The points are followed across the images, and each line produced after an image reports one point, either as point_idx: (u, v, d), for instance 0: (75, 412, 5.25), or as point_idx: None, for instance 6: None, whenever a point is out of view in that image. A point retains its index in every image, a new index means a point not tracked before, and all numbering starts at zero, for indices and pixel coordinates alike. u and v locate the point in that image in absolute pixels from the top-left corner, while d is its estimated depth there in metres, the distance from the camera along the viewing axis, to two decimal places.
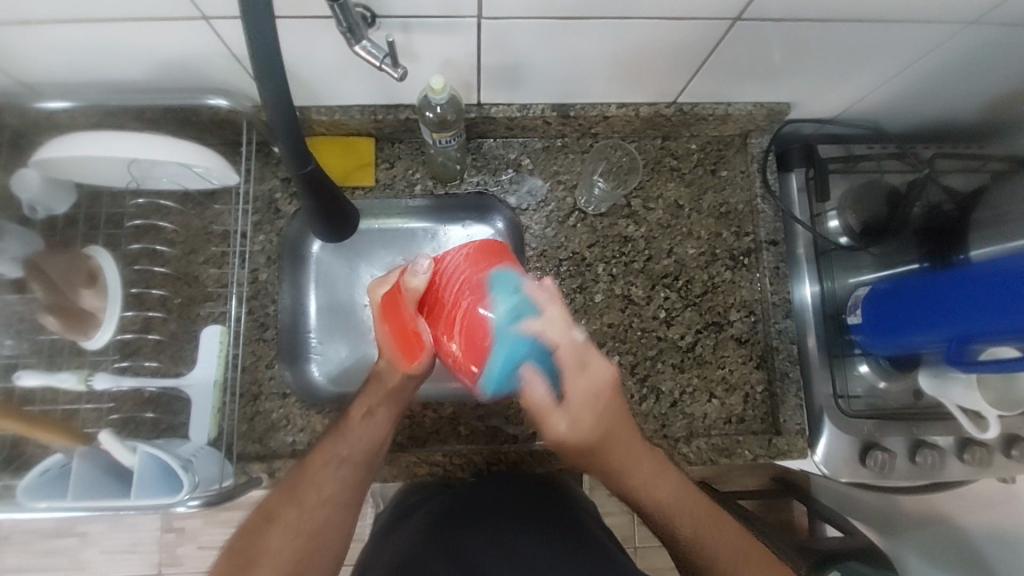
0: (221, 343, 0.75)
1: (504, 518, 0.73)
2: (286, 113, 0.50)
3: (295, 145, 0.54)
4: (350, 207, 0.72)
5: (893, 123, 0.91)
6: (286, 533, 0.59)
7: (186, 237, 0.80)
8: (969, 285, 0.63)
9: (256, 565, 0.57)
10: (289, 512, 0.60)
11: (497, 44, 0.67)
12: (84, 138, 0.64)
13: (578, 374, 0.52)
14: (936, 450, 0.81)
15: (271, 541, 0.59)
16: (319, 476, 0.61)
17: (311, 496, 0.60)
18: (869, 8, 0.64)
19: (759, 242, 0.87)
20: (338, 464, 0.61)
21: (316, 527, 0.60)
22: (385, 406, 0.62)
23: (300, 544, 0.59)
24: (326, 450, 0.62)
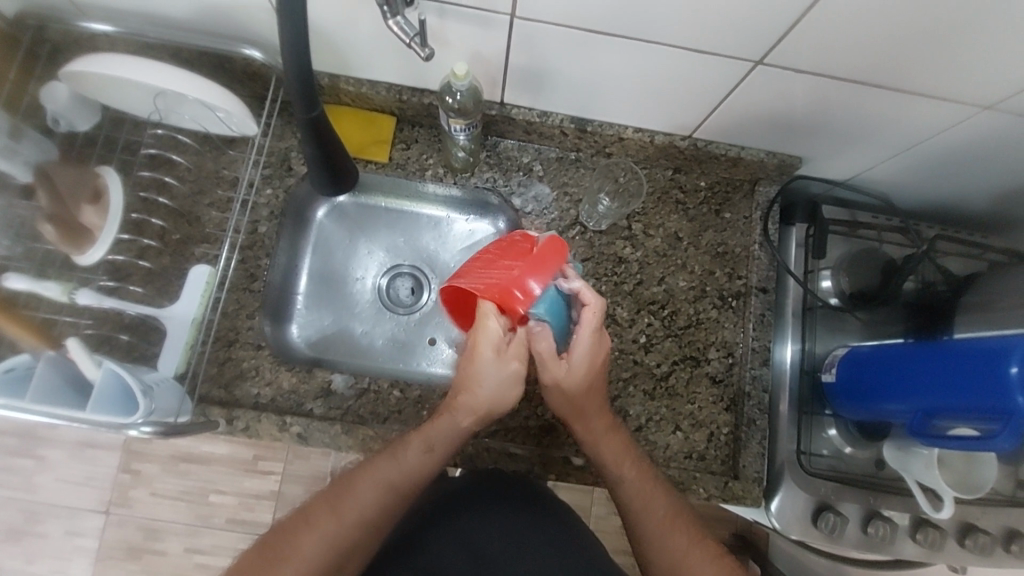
0: (207, 285, 0.75)
1: (503, 518, 0.80)
2: (302, 59, 0.52)
3: (306, 91, 0.56)
4: (350, 162, 0.74)
5: (903, 198, 0.93)
6: (316, 538, 0.64)
7: (197, 177, 0.81)
8: (942, 359, 0.63)
9: (285, 563, 0.63)
10: (325, 523, 0.65)
11: (526, 45, 0.69)
12: (121, 60, 0.67)
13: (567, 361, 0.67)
14: (890, 524, 0.79)
15: (303, 542, 0.64)
16: (361, 490, 0.67)
17: (351, 511, 0.66)
18: (887, 72, 0.66)
19: (749, 287, 0.88)
20: (382, 487, 0.67)
21: (345, 543, 0.65)
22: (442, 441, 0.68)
23: (330, 552, 0.64)
24: (376, 473, 0.68)
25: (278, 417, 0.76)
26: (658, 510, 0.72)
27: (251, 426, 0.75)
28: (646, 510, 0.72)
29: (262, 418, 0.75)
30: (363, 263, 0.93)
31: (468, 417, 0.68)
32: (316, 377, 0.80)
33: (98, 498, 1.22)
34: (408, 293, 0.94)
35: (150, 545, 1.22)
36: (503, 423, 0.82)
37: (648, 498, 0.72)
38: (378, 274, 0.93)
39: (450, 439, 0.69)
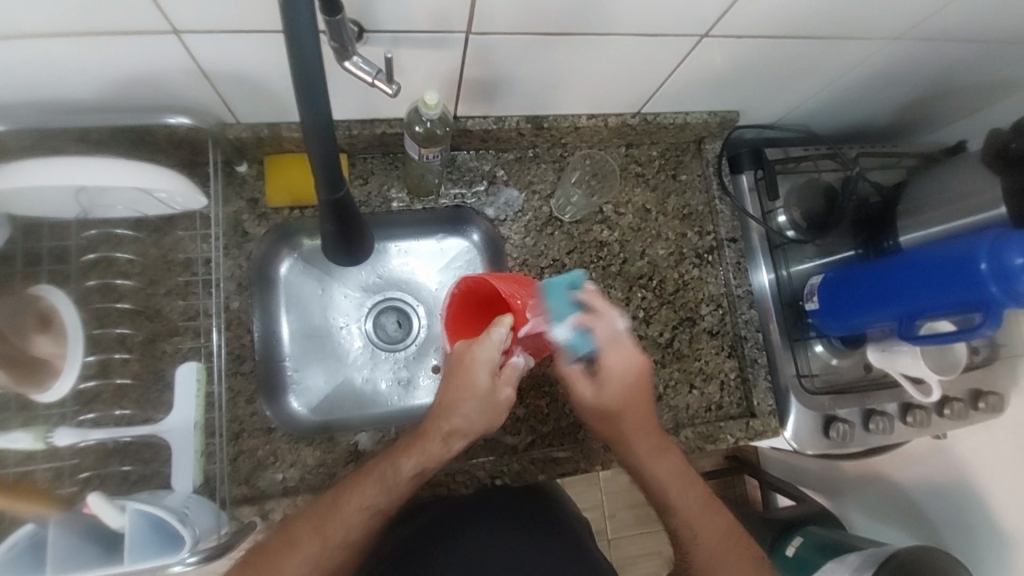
0: (199, 384, 0.69)
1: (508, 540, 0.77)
2: (329, 139, 0.51)
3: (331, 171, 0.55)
4: (366, 230, 0.72)
5: (824, 127, 1.02)
6: (304, 559, 0.62)
7: (144, 268, 0.73)
8: (919, 269, 0.72)
9: None
10: (311, 544, 0.63)
11: (483, 58, 0.67)
12: (45, 166, 0.58)
13: (609, 354, 0.66)
14: (886, 416, 0.90)
15: (290, 565, 0.62)
16: (344, 519, 0.63)
17: (336, 534, 0.63)
18: (814, 23, 0.71)
19: (720, 240, 0.94)
20: (367, 507, 0.64)
21: (329, 564, 0.63)
22: (425, 462, 0.64)
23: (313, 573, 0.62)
24: (360, 493, 0.64)
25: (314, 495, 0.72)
26: (696, 500, 0.71)
27: (289, 513, 0.71)
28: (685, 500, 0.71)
29: (299, 502, 0.72)
30: (342, 308, 0.89)
31: (451, 440, 0.64)
32: (340, 442, 0.76)
33: None
34: (396, 327, 0.91)
35: None
36: (536, 430, 0.82)
37: (689, 497, 0.71)
38: (360, 317, 0.90)
39: (430, 457, 0.64)
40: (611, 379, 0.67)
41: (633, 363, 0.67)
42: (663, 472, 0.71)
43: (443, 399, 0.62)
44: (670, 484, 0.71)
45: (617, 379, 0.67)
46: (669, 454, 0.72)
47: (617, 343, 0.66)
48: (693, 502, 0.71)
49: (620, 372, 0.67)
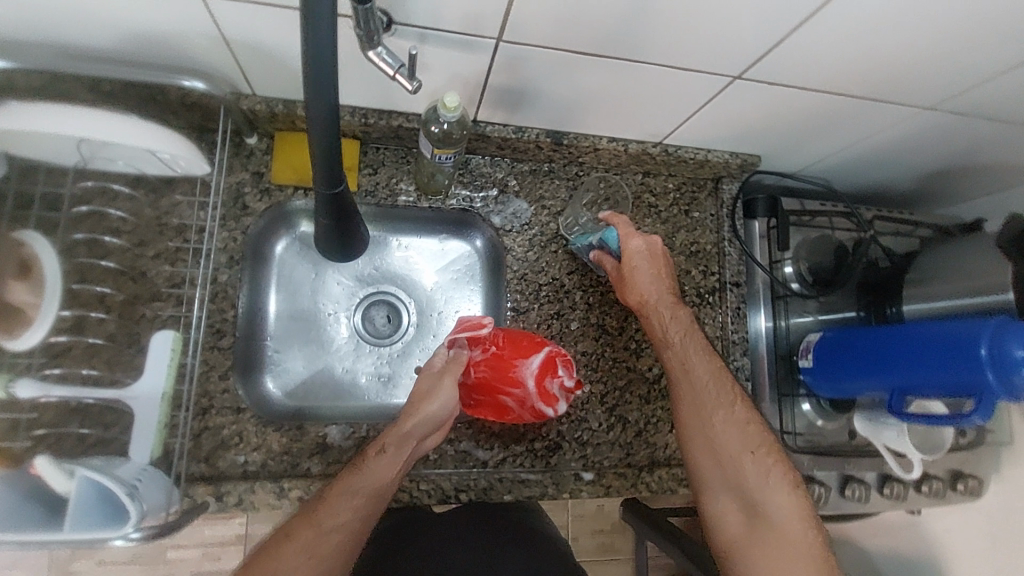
0: (174, 352, 0.67)
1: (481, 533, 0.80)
2: (331, 126, 0.50)
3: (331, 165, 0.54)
4: (362, 230, 0.71)
5: (844, 184, 1.01)
6: (302, 551, 0.57)
7: (136, 227, 0.71)
8: (918, 343, 0.70)
9: None
10: (302, 533, 0.58)
11: (510, 67, 0.66)
12: (55, 110, 0.57)
13: (631, 235, 0.78)
14: (863, 485, 0.89)
15: (286, 559, 0.56)
16: (336, 506, 0.60)
17: (326, 519, 0.59)
18: (849, 81, 0.70)
19: (723, 282, 0.93)
20: (347, 493, 0.61)
21: (329, 551, 0.57)
22: (400, 446, 0.65)
23: (315, 564, 0.56)
24: (343, 480, 0.62)
25: (274, 483, 0.70)
26: (723, 399, 0.72)
27: (245, 498, 0.69)
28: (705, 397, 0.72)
29: (256, 488, 0.70)
30: (332, 295, 0.87)
31: (426, 434, 0.68)
32: (308, 432, 0.75)
33: None
34: (385, 322, 0.89)
35: None
36: (510, 448, 0.80)
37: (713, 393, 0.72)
38: (349, 307, 0.88)
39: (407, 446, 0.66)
40: (633, 256, 0.78)
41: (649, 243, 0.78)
42: (686, 365, 0.74)
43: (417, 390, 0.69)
44: (703, 382, 0.73)
45: (638, 262, 0.78)
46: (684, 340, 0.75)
47: (634, 230, 0.79)
48: (711, 396, 0.72)
49: (643, 258, 0.78)
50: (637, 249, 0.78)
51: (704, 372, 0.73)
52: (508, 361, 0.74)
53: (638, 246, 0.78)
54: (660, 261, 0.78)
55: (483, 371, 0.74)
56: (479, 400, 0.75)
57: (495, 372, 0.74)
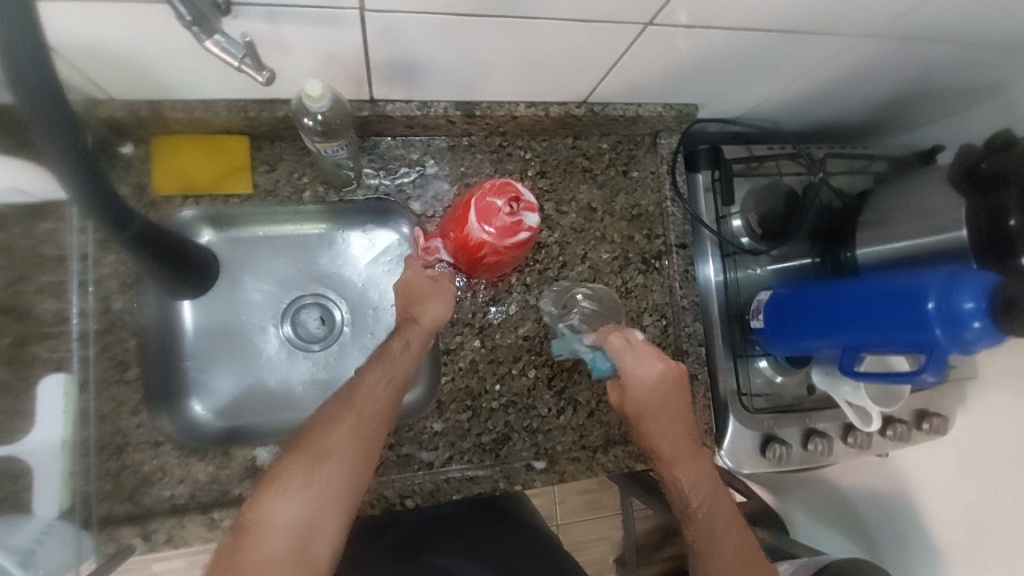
0: (67, 396, 0.63)
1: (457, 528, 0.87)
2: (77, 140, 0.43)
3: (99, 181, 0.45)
4: (191, 254, 0.69)
5: (792, 123, 0.94)
6: (349, 438, 0.56)
7: (8, 264, 0.63)
8: (868, 299, 0.66)
9: (326, 463, 0.54)
10: (346, 422, 0.57)
11: (388, 38, 0.57)
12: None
13: (634, 356, 0.69)
14: (826, 438, 0.86)
15: (337, 438, 0.56)
16: (370, 399, 0.59)
17: (368, 408, 0.59)
18: (775, 15, 0.62)
19: (669, 245, 0.86)
20: (376, 376, 0.61)
21: (373, 438, 0.58)
22: (416, 345, 0.66)
23: (364, 446, 0.57)
24: (369, 375, 0.61)
25: (204, 515, 0.67)
26: (712, 495, 0.69)
27: (176, 535, 0.66)
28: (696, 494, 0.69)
29: (186, 523, 0.66)
30: (254, 305, 0.82)
31: (434, 325, 0.70)
32: (237, 457, 0.70)
33: None
34: (318, 325, 0.84)
35: None
36: (455, 446, 0.77)
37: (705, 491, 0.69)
38: (275, 316, 0.82)
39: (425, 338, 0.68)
40: (642, 384, 0.69)
41: (658, 366, 0.69)
42: (673, 463, 0.70)
43: (412, 297, 0.70)
44: (695, 482, 0.69)
45: (644, 387, 0.69)
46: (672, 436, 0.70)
47: (640, 351, 0.70)
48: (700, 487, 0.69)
49: (649, 387, 0.69)
50: (642, 376, 0.69)
51: (697, 470, 0.70)
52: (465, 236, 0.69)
53: (643, 374, 0.69)
54: (665, 377, 0.69)
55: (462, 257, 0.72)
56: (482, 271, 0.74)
57: (463, 248, 0.71)
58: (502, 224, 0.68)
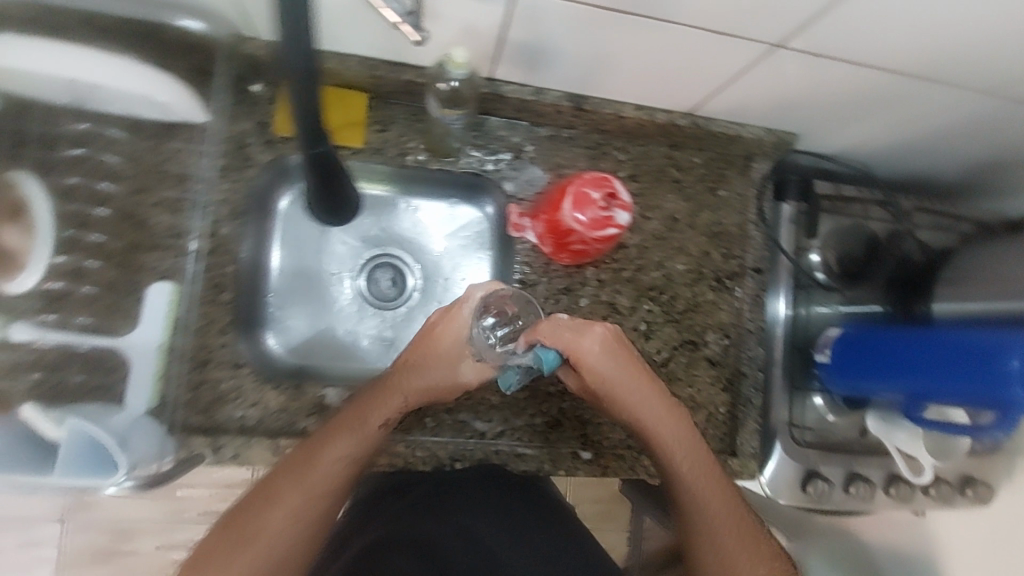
0: (170, 302, 0.68)
1: (493, 505, 0.78)
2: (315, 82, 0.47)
3: (309, 123, 0.51)
4: (352, 193, 0.70)
5: (884, 169, 0.94)
6: (286, 510, 0.59)
7: (135, 173, 0.67)
8: (944, 351, 0.66)
9: (256, 540, 0.58)
10: (290, 495, 0.59)
11: (529, 21, 0.60)
12: (32, 52, 0.54)
13: (580, 337, 0.64)
14: (868, 483, 0.86)
15: (271, 519, 0.59)
16: (319, 468, 0.60)
17: (315, 478, 0.60)
18: (901, 57, 0.63)
19: (744, 267, 0.89)
20: (341, 442, 0.61)
21: (315, 507, 0.60)
22: (395, 407, 0.64)
23: (300, 525, 0.59)
24: (327, 442, 0.61)
25: (270, 440, 0.71)
26: (717, 502, 0.65)
27: (241, 453, 0.69)
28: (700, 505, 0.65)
29: (252, 444, 0.70)
30: (336, 255, 0.84)
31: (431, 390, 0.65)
32: (306, 392, 0.74)
33: None
34: (390, 285, 0.86)
35: (119, 547, 1.20)
36: (509, 422, 0.80)
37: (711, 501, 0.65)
38: (353, 268, 0.85)
39: (404, 400, 0.64)
40: (589, 361, 0.64)
41: (601, 332, 0.64)
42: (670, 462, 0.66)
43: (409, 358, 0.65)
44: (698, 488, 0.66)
45: (602, 363, 0.64)
46: (671, 433, 0.66)
47: (581, 329, 0.64)
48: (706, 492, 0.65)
49: (599, 358, 0.64)
50: (589, 354, 0.64)
51: (701, 476, 0.66)
52: (554, 218, 0.74)
53: (591, 349, 0.64)
54: (620, 350, 0.65)
55: (549, 239, 0.77)
56: (567, 256, 0.78)
57: (552, 230, 0.75)
58: (590, 211, 0.71)
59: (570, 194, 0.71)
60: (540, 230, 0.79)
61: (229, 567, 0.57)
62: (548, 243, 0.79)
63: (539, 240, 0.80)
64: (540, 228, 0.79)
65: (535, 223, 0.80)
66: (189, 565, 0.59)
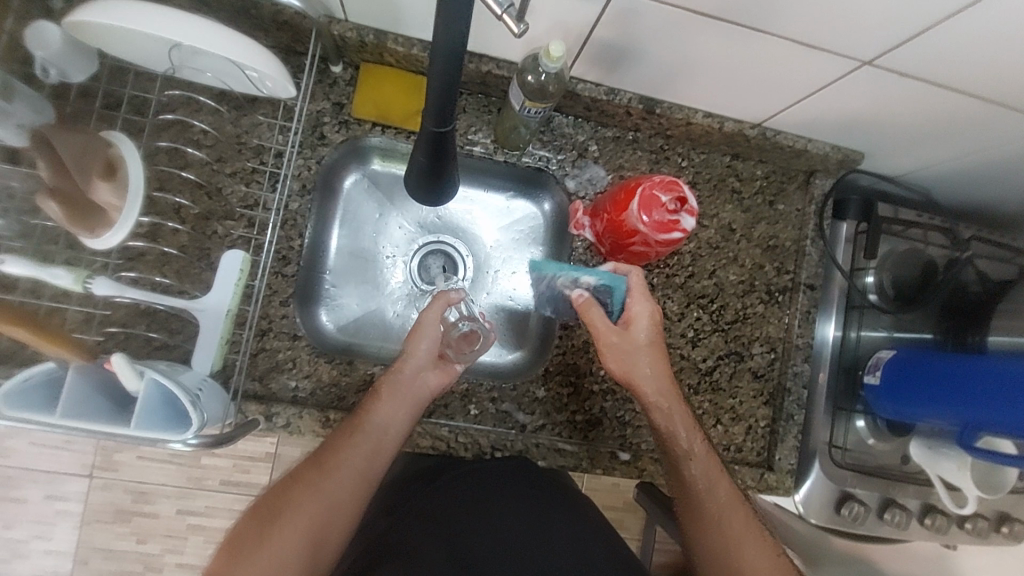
0: (241, 272, 0.67)
1: (539, 500, 0.71)
2: (454, 64, 0.46)
3: (441, 98, 0.51)
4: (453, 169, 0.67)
5: (944, 196, 0.93)
6: (308, 493, 0.59)
7: (216, 142, 0.72)
8: (1003, 380, 0.65)
9: (279, 520, 0.57)
10: (313, 478, 0.60)
11: (623, 21, 0.61)
12: (156, 18, 0.54)
13: (639, 299, 0.69)
14: (904, 511, 0.85)
15: (295, 501, 0.58)
16: (340, 455, 0.61)
17: (336, 463, 0.61)
18: (995, 83, 0.62)
19: (797, 283, 0.88)
20: (353, 434, 0.63)
21: (335, 495, 0.60)
22: (392, 394, 0.65)
23: (319, 508, 0.58)
24: (349, 429, 0.63)
25: (320, 412, 0.72)
26: (725, 497, 0.67)
27: (293, 422, 0.71)
28: (707, 496, 0.67)
29: (304, 415, 0.72)
30: (392, 239, 0.86)
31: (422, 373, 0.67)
32: (358, 369, 0.76)
33: (80, 462, 1.13)
34: (440, 273, 0.87)
35: (140, 508, 1.15)
36: (551, 416, 0.81)
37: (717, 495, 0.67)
38: (407, 253, 0.86)
39: (399, 386, 0.65)
40: (639, 324, 0.69)
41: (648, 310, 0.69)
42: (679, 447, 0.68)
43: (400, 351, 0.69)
44: (706, 478, 0.67)
45: (642, 332, 0.69)
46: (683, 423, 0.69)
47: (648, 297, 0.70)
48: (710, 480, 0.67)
49: (648, 327, 0.69)
50: (642, 315, 0.69)
51: (710, 469, 0.68)
52: (618, 218, 0.74)
53: (643, 311, 0.69)
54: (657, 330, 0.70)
55: (608, 239, 0.78)
56: (623, 258, 0.79)
57: (613, 230, 0.76)
58: (658, 215, 0.71)
59: (640, 196, 0.71)
60: (598, 230, 0.80)
61: (252, 560, 0.55)
62: (604, 244, 0.80)
63: (595, 239, 0.81)
64: (598, 227, 0.79)
65: (594, 222, 0.80)
66: (216, 562, 0.56)
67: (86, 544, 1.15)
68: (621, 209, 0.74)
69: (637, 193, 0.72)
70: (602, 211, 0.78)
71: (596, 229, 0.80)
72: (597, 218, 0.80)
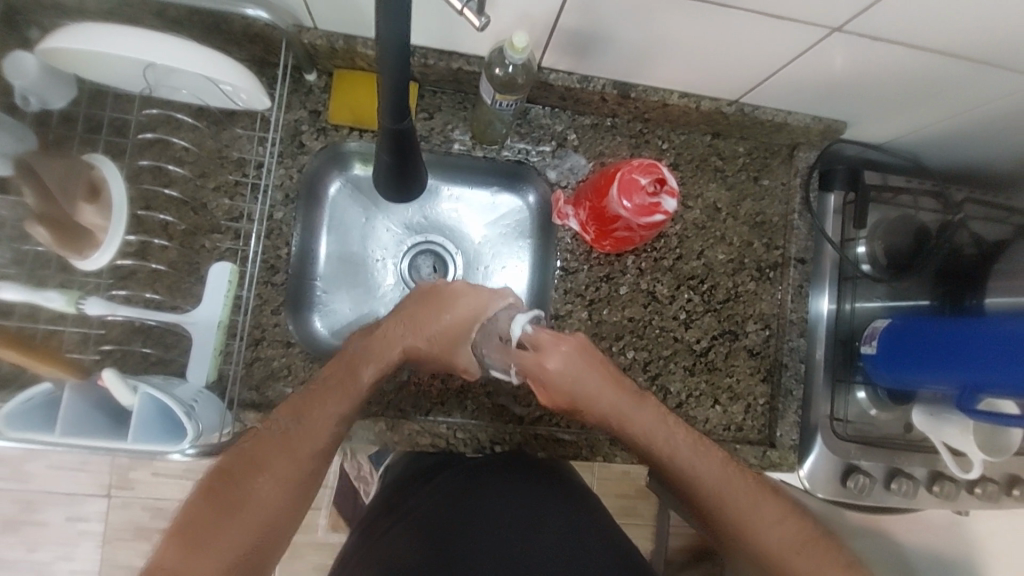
0: (230, 283, 0.69)
1: (525, 493, 0.71)
2: (401, 60, 0.47)
3: (394, 97, 0.52)
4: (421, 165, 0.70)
5: (933, 160, 0.92)
6: (276, 480, 0.58)
7: (198, 158, 0.73)
8: (1002, 337, 0.64)
9: (243, 510, 0.56)
10: (277, 466, 0.58)
11: (585, 7, 0.61)
12: (122, 38, 0.55)
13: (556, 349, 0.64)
14: (912, 480, 0.84)
15: (260, 488, 0.57)
16: (311, 428, 0.60)
17: (304, 445, 0.59)
18: (969, 39, 0.61)
19: (787, 257, 0.87)
20: (328, 400, 0.62)
21: (305, 475, 0.59)
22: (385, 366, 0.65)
23: (290, 491, 0.58)
24: (316, 403, 0.62)
25: None
26: (743, 491, 0.64)
27: None
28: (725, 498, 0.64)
29: None
30: (380, 242, 0.87)
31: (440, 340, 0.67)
32: None
33: (97, 482, 1.16)
34: (431, 273, 0.88)
35: (157, 525, 1.17)
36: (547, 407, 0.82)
37: (736, 491, 0.64)
38: (397, 254, 0.87)
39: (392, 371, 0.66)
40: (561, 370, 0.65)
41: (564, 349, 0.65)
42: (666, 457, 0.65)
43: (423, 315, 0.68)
44: (714, 478, 0.64)
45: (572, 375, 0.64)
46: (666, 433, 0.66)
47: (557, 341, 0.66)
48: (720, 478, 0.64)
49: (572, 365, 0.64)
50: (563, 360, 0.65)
51: (716, 467, 0.65)
52: (600, 204, 0.75)
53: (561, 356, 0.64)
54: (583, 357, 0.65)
55: (592, 227, 0.78)
56: (609, 244, 0.79)
57: (597, 217, 0.76)
58: (639, 198, 0.71)
59: (619, 180, 0.72)
60: (582, 219, 0.80)
61: (216, 542, 0.54)
62: (588, 233, 0.80)
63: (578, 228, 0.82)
64: (582, 216, 0.80)
65: (578, 211, 0.81)
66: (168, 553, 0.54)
67: (108, 562, 1.17)
68: (602, 196, 0.74)
69: (616, 176, 0.72)
70: (584, 199, 0.79)
71: (579, 218, 0.80)
72: (580, 206, 0.80)
